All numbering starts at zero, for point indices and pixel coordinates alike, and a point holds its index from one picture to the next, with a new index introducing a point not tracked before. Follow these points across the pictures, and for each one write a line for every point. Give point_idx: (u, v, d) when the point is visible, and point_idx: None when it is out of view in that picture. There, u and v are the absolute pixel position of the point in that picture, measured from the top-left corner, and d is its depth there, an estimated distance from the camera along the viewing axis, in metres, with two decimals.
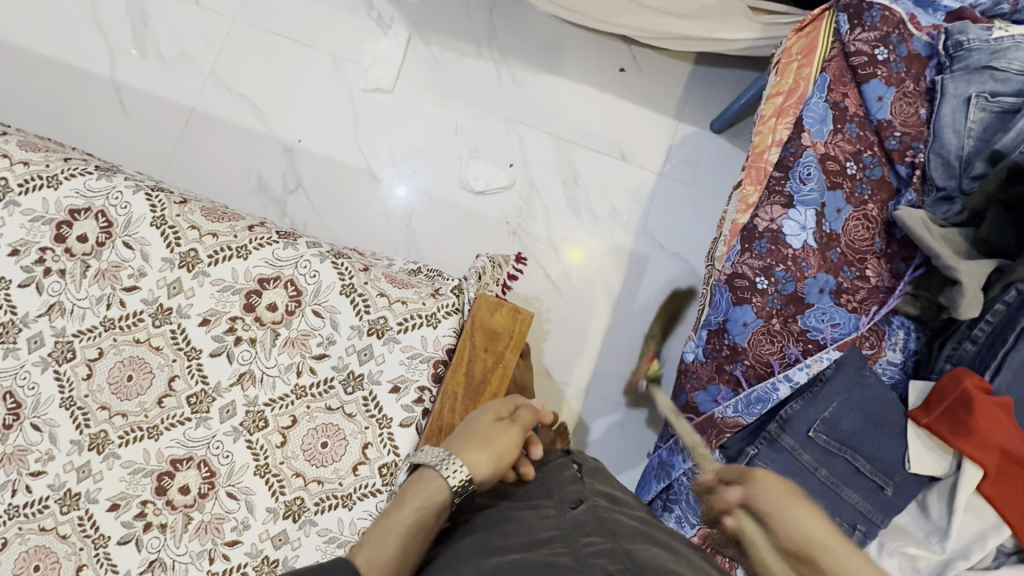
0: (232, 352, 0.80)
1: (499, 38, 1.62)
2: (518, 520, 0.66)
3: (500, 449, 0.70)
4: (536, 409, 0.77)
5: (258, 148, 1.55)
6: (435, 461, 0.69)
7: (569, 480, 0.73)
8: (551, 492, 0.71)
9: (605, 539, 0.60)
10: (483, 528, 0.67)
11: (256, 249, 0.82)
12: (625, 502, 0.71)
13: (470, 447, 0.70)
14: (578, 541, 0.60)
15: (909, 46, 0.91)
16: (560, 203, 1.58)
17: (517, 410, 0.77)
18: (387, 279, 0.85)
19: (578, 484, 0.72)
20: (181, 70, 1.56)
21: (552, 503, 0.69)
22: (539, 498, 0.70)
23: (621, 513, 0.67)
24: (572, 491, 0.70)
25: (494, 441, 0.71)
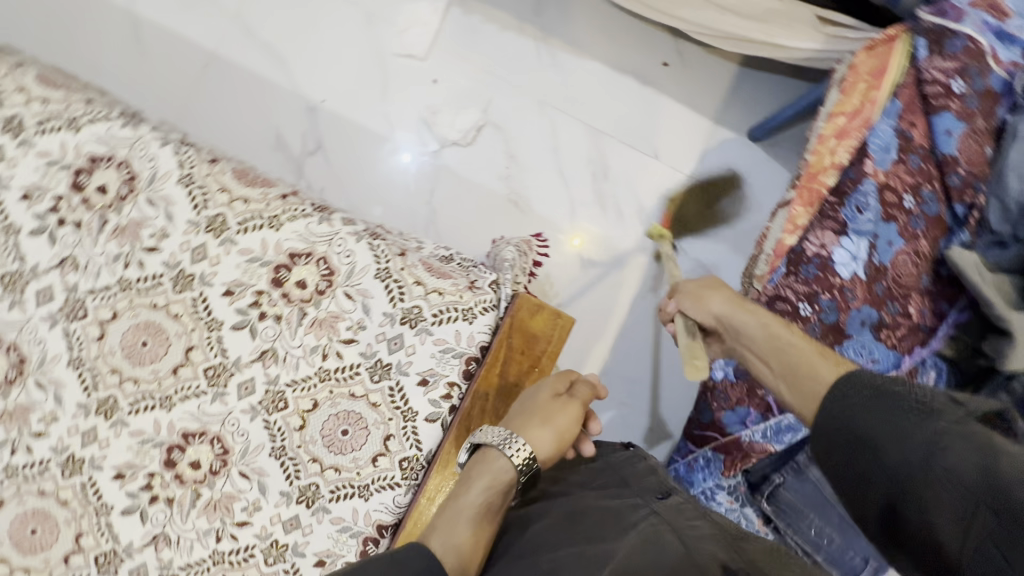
0: (255, 327, 0.76)
1: (542, 15, 1.54)
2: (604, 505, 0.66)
3: (561, 426, 0.68)
4: (592, 384, 0.75)
5: (277, 103, 1.47)
6: (497, 441, 0.66)
7: (644, 473, 0.74)
8: (626, 483, 0.71)
9: (703, 528, 0.61)
10: (559, 516, 0.65)
11: (289, 221, 0.78)
12: (698, 495, 0.72)
13: (533, 427, 0.67)
14: (679, 525, 0.61)
15: (986, 81, 0.87)
16: (587, 195, 1.54)
17: (572, 386, 0.75)
18: (424, 268, 0.81)
19: (656, 476, 0.73)
20: (201, 9, 1.47)
21: (634, 491, 0.69)
22: (618, 486, 0.71)
23: (703, 507, 0.68)
24: (652, 482, 0.72)
25: (555, 422, 0.68)
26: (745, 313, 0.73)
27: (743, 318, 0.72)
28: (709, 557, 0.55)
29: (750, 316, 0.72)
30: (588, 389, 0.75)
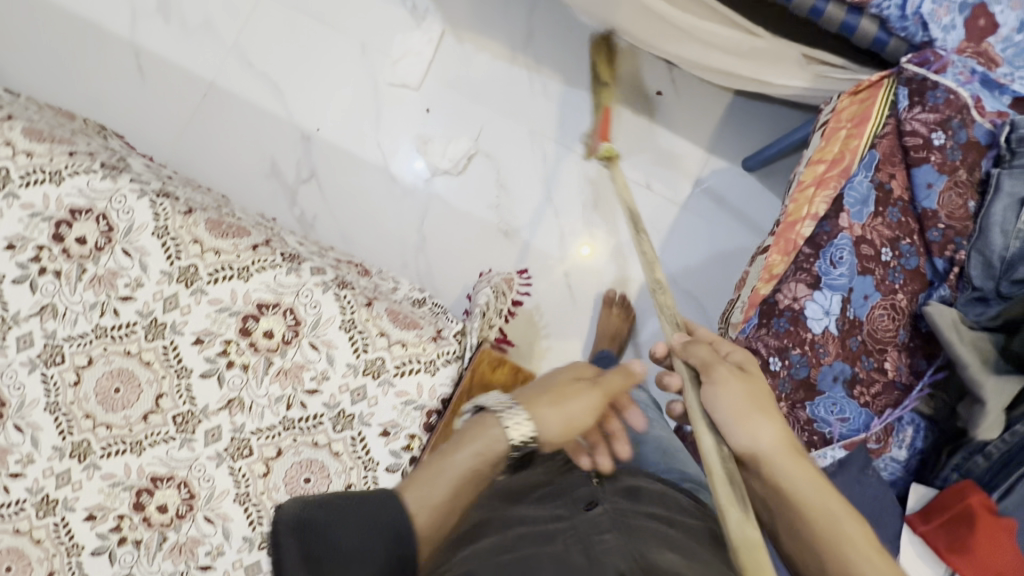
0: (223, 375, 0.78)
1: (536, 44, 1.55)
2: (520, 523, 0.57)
3: (572, 412, 0.62)
4: (627, 374, 0.69)
5: (274, 131, 1.50)
6: (498, 410, 0.60)
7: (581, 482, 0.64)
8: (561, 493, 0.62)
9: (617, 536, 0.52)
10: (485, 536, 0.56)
11: (257, 272, 0.79)
12: (654, 496, 0.63)
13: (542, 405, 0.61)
14: (587, 538, 0.52)
15: (969, 133, 0.85)
16: (577, 224, 1.53)
17: (598, 374, 0.69)
18: (390, 318, 0.81)
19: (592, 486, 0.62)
20: (203, 40, 1.51)
21: (561, 502, 0.60)
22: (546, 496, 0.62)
23: (644, 511, 0.58)
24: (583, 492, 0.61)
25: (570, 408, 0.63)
26: (751, 425, 0.63)
27: (744, 429, 0.63)
28: (605, 573, 0.47)
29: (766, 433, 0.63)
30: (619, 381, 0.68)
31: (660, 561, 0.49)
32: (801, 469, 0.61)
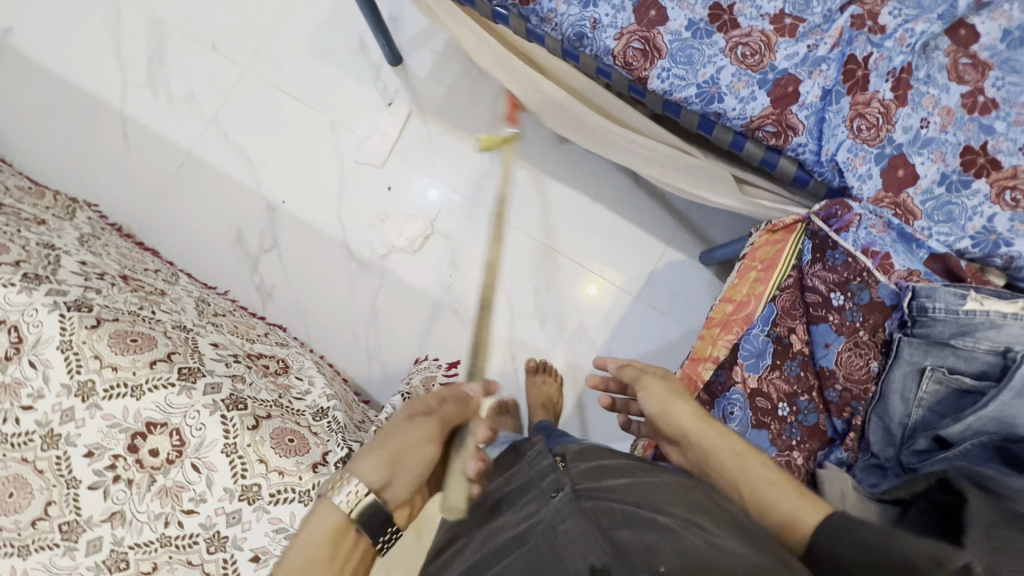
0: (109, 489, 0.81)
1: (499, 129, 1.58)
2: (504, 515, 0.60)
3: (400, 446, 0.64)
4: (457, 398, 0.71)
5: (242, 202, 1.57)
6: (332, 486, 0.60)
7: (544, 468, 0.65)
8: (530, 484, 0.64)
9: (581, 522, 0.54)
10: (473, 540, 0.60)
11: (150, 390, 0.84)
12: (615, 470, 0.66)
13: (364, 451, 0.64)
14: (553, 532, 0.54)
15: (873, 293, 0.85)
16: (528, 308, 1.53)
17: (436, 403, 0.70)
18: (272, 443, 0.85)
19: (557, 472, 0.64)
20: (184, 112, 1.60)
21: (531, 497, 0.61)
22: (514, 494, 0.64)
23: (603, 489, 0.60)
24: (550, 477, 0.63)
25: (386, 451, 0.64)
26: (671, 410, 0.76)
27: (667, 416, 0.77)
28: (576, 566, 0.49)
29: (681, 414, 0.75)
30: (456, 401, 0.70)
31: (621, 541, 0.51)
32: (720, 436, 0.72)
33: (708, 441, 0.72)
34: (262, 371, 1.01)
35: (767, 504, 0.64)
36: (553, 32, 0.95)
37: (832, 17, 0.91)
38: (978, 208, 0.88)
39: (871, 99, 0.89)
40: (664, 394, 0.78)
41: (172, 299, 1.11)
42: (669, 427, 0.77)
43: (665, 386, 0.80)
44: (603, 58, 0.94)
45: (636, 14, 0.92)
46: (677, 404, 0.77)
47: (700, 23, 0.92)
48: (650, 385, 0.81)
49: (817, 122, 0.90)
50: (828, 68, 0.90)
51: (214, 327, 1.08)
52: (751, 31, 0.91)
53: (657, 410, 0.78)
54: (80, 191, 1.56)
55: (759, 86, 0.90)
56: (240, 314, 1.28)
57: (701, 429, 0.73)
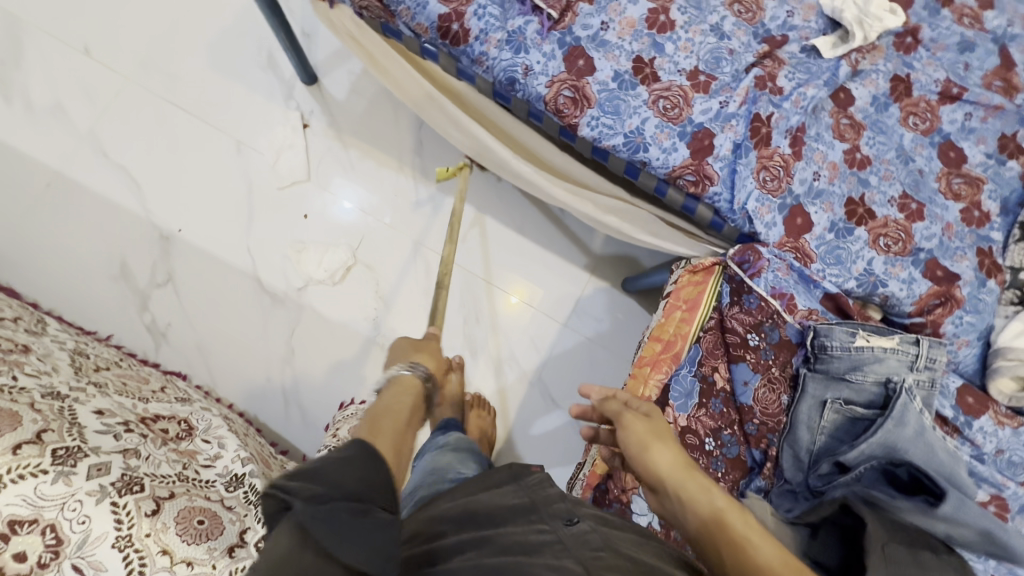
0: None
1: (424, 154, 1.53)
2: (513, 528, 0.61)
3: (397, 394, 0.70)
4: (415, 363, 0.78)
5: (128, 230, 1.38)
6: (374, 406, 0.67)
7: (554, 495, 0.67)
8: (538, 506, 0.66)
9: (610, 556, 0.56)
10: (467, 548, 0.60)
11: (14, 481, 0.68)
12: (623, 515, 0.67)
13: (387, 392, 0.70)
14: (586, 555, 0.56)
15: (780, 333, 0.94)
16: (458, 340, 1.50)
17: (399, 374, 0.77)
18: (178, 531, 0.75)
19: (567, 502, 0.66)
20: (51, 126, 1.38)
21: (538, 518, 0.63)
22: (524, 511, 0.65)
23: (620, 539, 0.60)
24: (561, 508, 0.65)
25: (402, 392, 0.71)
26: (654, 450, 0.71)
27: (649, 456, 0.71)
28: None
29: (665, 456, 0.70)
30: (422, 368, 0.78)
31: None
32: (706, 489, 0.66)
33: (687, 494, 0.67)
34: (162, 439, 0.88)
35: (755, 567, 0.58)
36: (484, 74, 0.93)
37: (739, 76, 1.00)
38: (861, 252, 0.99)
39: (774, 153, 0.98)
40: (643, 436, 0.73)
41: (40, 356, 0.94)
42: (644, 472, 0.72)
43: (646, 427, 0.74)
44: (534, 103, 0.93)
45: (566, 62, 0.93)
46: (655, 447, 0.72)
47: (625, 74, 0.96)
48: (632, 424, 0.76)
49: (729, 173, 0.97)
50: (737, 123, 0.98)
51: (96, 389, 0.92)
52: (670, 85, 0.97)
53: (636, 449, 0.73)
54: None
55: (680, 138, 0.96)
56: (128, 364, 1.13)
57: (688, 483, 0.67)
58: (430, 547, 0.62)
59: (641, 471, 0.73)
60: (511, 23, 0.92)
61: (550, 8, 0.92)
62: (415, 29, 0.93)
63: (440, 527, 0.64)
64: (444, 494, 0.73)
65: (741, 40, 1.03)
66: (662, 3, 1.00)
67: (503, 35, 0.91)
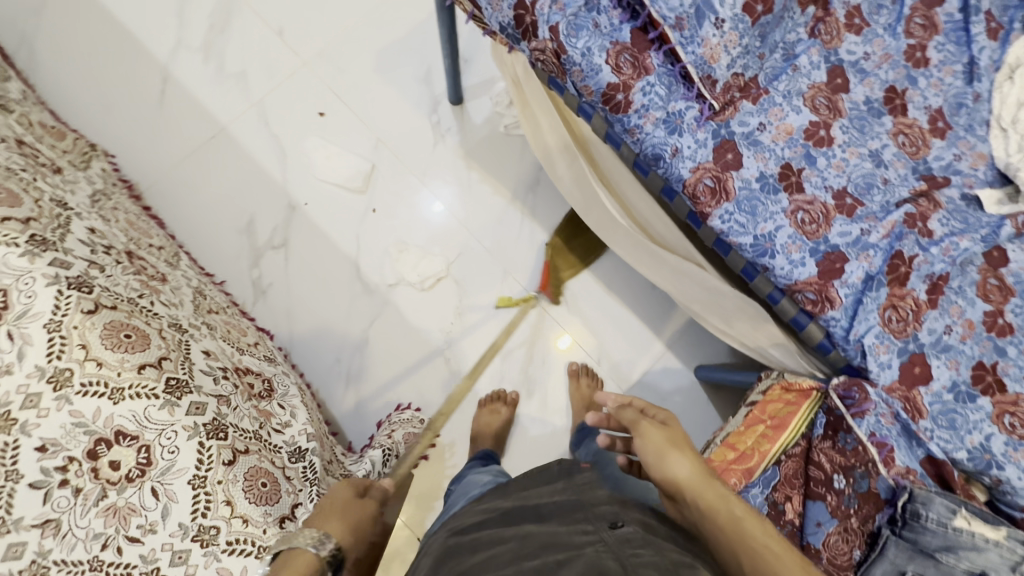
0: (52, 492, 0.73)
1: (538, 192, 1.59)
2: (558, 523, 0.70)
3: None
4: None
5: (264, 193, 1.52)
6: None
7: (602, 501, 0.75)
8: (588, 508, 0.73)
9: (651, 553, 0.60)
10: (506, 538, 0.69)
11: (130, 397, 0.77)
12: (672, 525, 0.74)
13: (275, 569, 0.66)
14: (624, 551, 0.60)
15: (871, 482, 0.89)
16: (518, 376, 1.51)
17: None
18: (243, 484, 0.79)
19: (614, 507, 0.73)
20: (232, 88, 1.56)
21: (582, 516, 0.71)
22: (573, 509, 0.74)
23: (661, 540, 0.65)
24: (607, 510, 0.72)
25: (356, 506, 0.79)
26: (668, 459, 0.77)
27: (662, 465, 0.77)
28: None
29: (681, 466, 0.76)
30: None
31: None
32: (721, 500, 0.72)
33: (704, 501, 0.72)
34: (247, 392, 0.95)
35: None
36: (633, 144, 0.95)
37: (889, 208, 0.97)
38: (979, 424, 0.91)
39: (907, 295, 0.94)
40: (661, 445, 0.79)
41: (172, 288, 1.04)
42: (663, 481, 0.77)
43: (663, 435, 0.80)
44: (671, 183, 0.95)
45: (714, 153, 0.94)
46: (672, 456, 0.77)
47: (769, 178, 0.96)
48: (648, 432, 0.82)
49: (854, 302, 0.93)
50: (875, 254, 0.94)
51: (208, 330, 1.01)
52: (813, 200, 0.96)
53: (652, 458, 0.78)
54: (99, 137, 1.50)
55: (810, 254, 0.93)
56: (233, 313, 1.23)
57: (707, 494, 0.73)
58: (471, 536, 0.72)
59: (658, 478, 0.78)
60: (672, 105, 0.94)
61: (714, 100, 0.94)
62: (581, 89, 0.95)
63: (491, 517, 0.76)
64: (497, 495, 0.84)
65: (899, 172, 1.00)
66: (826, 118, 0.99)
67: (662, 114, 0.93)
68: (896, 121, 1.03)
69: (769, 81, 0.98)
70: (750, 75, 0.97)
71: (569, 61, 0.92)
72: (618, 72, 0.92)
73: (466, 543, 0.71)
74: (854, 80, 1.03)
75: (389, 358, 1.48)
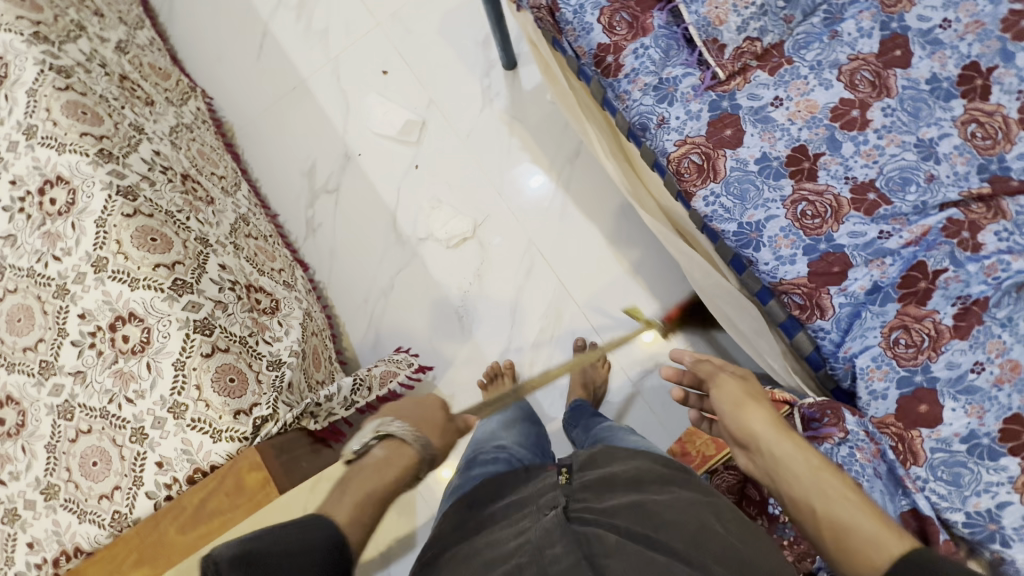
0: (83, 351, 0.95)
1: (577, 164, 1.56)
2: (501, 524, 0.69)
3: None
4: None
5: (327, 142, 1.69)
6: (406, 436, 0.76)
7: (550, 489, 0.74)
8: (533, 499, 0.72)
9: (570, 549, 0.59)
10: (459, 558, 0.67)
11: (143, 287, 0.94)
12: (625, 484, 0.71)
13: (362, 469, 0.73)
14: (543, 560, 0.58)
15: None
16: (525, 342, 1.51)
17: None
18: (214, 375, 0.92)
19: (555, 492, 0.72)
20: (315, 44, 1.73)
21: (528, 512, 0.70)
22: (521, 505, 0.72)
23: (598, 523, 0.63)
24: (548, 499, 0.71)
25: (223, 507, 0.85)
26: (746, 412, 0.79)
27: (739, 417, 0.79)
28: None
29: (756, 420, 0.78)
30: None
31: (608, 572, 0.56)
32: (796, 448, 0.73)
33: (779, 452, 0.73)
34: (250, 305, 1.08)
35: (844, 525, 0.65)
36: (623, 112, 0.91)
37: (926, 210, 0.80)
38: (993, 486, 0.73)
39: (925, 316, 0.78)
40: (737, 395, 0.82)
41: (215, 210, 1.22)
42: (738, 431, 0.79)
43: (739, 389, 0.84)
44: (657, 158, 0.89)
45: (709, 127, 0.86)
46: (750, 408, 0.79)
47: (774, 160, 0.84)
48: (724, 386, 0.86)
49: (851, 316, 0.81)
50: (892, 263, 0.80)
51: (234, 249, 1.17)
52: (824, 191, 0.82)
53: (728, 408, 0.81)
54: (208, 84, 1.78)
55: (804, 252, 0.82)
56: (272, 241, 1.40)
57: (786, 445, 0.74)
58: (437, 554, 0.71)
59: (733, 429, 0.80)
60: (668, 71, 0.88)
61: (717, 67, 0.85)
62: (577, 51, 0.92)
63: (450, 529, 0.74)
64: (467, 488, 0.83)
65: (955, 168, 0.81)
66: (864, 96, 0.84)
67: (653, 80, 0.88)
68: (971, 105, 0.82)
69: (796, 49, 0.86)
70: (770, 41, 0.86)
71: (562, 19, 0.92)
72: (611, 32, 0.90)
73: (433, 555, 0.71)
74: (919, 53, 0.84)
75: (406, 308, 1.58)
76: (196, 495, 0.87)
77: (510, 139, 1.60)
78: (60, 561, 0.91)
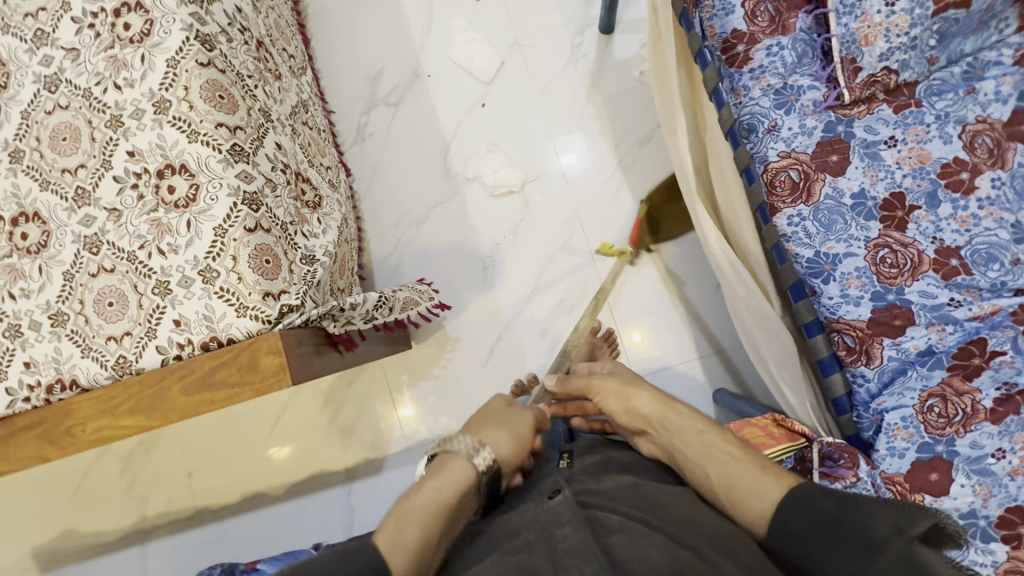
0: (124, 190, 0.92)
1: (645, 149, 1.52)
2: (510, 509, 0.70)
3: None
4: None
5: (400, 52, 1.62)
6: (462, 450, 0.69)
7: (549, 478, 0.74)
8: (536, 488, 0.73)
9: (575, 532, 0.60)
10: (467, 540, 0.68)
11: (201, 142, 0.90)
12: (619, 469, 0.74)
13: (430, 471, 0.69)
14: (552, 539, 0.60)
15: None
16: (543, 309, 1.49)
17: None
18: (252, 251, 0.89)
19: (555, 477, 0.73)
20: None
21: (531, 497, 0.70)
22: (524, 492, 0.74)
23: (597, 502, 0.65)
24: (549, 483, 0.72)
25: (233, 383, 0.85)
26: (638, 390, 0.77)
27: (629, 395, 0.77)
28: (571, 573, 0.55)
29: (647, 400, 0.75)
30: None
31: (613, 549, 0.57)
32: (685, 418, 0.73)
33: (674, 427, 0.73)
34: (297, 194, 1.05)
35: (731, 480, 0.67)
36: (734, 107, 0.88)
37: (1001, 291, 0.80)
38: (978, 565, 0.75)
39: (966, 392, 0.78)
40: None
41: (281, 86, 1.17)
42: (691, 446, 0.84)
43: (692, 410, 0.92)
44: (752, 163, 0.85)
45: (817, 147, 0.85)
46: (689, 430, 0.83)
47: (869, 201, 0.83)
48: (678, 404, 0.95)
49: (895, 371, 0.81)
50: (951, 332, 0.80)
51: (291, 133, 1.13)
52: (908, 244, 0.81)
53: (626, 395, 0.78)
54: None
55: (871, 297, 0.81)
56: (324, 136, 1.35)
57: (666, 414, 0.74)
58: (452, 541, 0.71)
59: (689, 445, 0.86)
60: (795, 78, 0.86)
61: (846, 89, 0.84)
62: (706, 30, 0.91)
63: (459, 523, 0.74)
64: None
65: None
66: (979, 162, 0.81)
67: (778, 83, 0.86)
68: None
69: (927, 94, 0.85)
70: (904, 78, 0.84)
71: None
72: (751, 21, 0.87)
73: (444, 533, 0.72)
74: None
75: (435, 241, 1.55)
76: (208, 365, 0.85)
77: (585, 103, 1.55)
78: (55, 389, 0.90)
